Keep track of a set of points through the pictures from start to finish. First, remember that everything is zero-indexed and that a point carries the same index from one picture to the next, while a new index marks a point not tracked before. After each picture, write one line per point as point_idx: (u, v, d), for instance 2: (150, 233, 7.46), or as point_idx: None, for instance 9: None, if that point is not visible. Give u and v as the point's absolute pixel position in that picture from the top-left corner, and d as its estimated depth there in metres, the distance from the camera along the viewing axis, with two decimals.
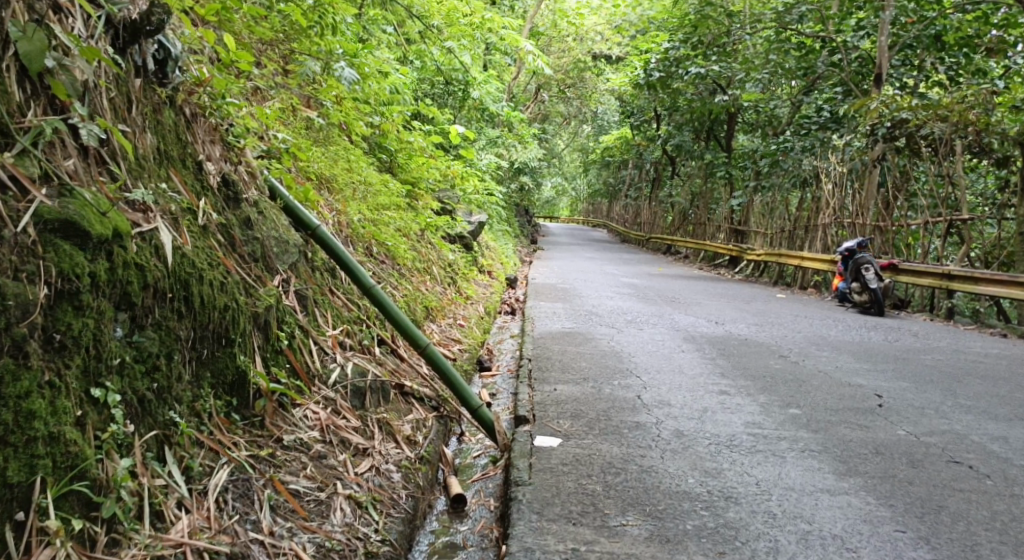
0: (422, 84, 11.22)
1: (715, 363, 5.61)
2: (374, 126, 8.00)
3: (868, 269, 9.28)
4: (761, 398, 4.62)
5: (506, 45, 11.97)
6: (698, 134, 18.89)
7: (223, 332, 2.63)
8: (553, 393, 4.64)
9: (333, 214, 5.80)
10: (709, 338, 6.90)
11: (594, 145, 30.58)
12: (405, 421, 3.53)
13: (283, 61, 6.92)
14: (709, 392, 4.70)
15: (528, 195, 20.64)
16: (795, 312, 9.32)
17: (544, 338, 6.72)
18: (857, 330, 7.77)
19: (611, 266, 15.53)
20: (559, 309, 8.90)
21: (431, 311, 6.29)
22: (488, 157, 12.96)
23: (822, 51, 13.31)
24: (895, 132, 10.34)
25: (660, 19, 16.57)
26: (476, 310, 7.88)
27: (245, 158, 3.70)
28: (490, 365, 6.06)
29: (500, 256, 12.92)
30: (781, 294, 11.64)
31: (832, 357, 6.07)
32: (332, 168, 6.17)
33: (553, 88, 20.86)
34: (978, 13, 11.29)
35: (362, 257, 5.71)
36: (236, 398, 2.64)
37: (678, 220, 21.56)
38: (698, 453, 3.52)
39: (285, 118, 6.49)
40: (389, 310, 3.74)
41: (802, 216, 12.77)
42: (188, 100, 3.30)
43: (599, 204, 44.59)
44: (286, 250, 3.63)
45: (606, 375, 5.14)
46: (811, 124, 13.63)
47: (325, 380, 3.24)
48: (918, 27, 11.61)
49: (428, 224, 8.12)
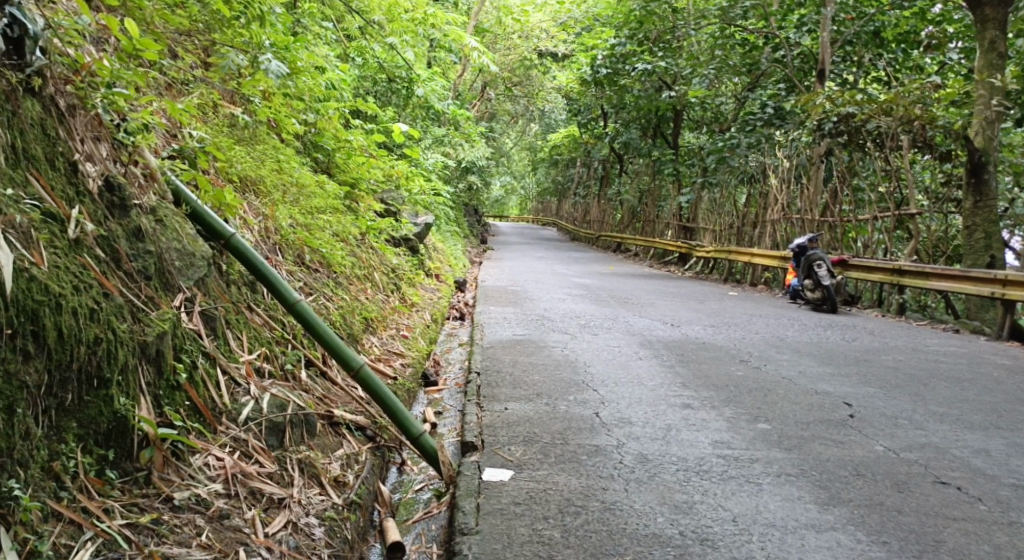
0: (363, 82, 10.70)
1: (674, 372, 5.20)
2: (307, 124, 7.51)
3: (820, 266, 9.06)
4: (726, 411, 4.12)
5: (449, 42, 11.52)
6: (645, 131, 18.59)
7: (94, 369, 2.18)
8: (503, 412, 4.20)
9: (257, 219, 5.28)
10: (666, 343, 6.51)
11: (543, 144, 30.30)
12: (333, 457, 3.07)
13: (201, 52, 6.35)
14: (671, 405, 4.28)
15: (478, 195, 20.18)
16: (749, 311, 9.02)
17: (493, 348, 6.28)
18: (813, 330, 7.45)
19: (562, 266, 15.17)
20: (509, 314, 8.47)
21: (371, 322, 5.80)
22: (434, 157, 12.48)
23: (765, 48, 13.09)
24: (842, 127, 10.02)
25: (605, 15, 16.29)
26: (422, 318, 7.39)
27: (141, 157, 3.27)
28: (436, 380, 5.61)
29: (448, 258, 12.43)
30: (734, 292, 11.37)
31: (792, 359, 5.71)
32: (257, 169, 5.70)
33: (500, 86, 20.45)
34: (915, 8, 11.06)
35: (291, 266, 5.20)
36: (113, 449, 2.19)
37: (627, 217, 21.32)
38: (665, 482, 3.09)
39: (204, 115, 5.96)
40: (315, 330, 3.28)
41: (751, 212, 12.57)
42: (62, 89, 2.92)
43: (549, 203, 44.40)
44: (189, 264, 3.15)
45: (559, 390, 4.72)
46: (755, 120, 13.27)
47: (235, 417, 2.77)
48: (858, 23, 11.51)
49: (368, 227, 7.61)
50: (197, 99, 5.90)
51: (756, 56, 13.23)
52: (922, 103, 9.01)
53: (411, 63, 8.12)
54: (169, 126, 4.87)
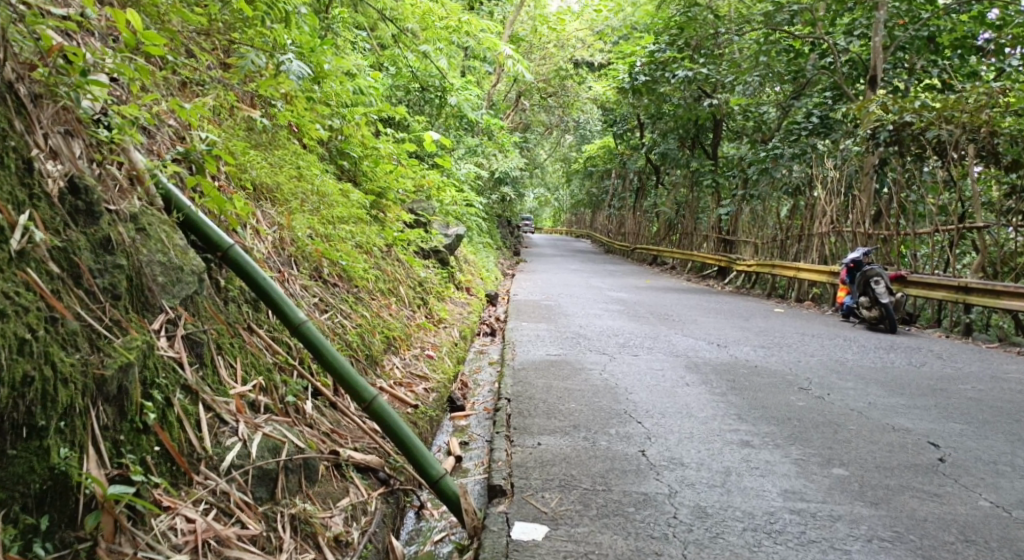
0: (396, 91, 10.29)
1: (727, 401, 4.67)
2: (332, 130, 7.08)
3: (879, 282, 8.40)
4: (793, 451, 3.58)
5: (484, 50, 11.05)
6: (683, 141, 17.96)
7: (22, 417, 1.85)
8: (535, 448, 3.72)
9: (270, 230, 4.84)
10: (714, 367, 5.97)
11: (579, 156, 29.90)
12: (336, 509, 2.62)
13: (218, 52, 5.95)
14: (729, 443, 3.76)
15: (511, 206, 19.70)
16: (801, 330, 8.42)
17: (525, 370, 5.80)
18: (874, 352, 6.85)
19: (597, 279, 14.64)
20: (542, 331, 7.98)
21: (393, 341, 5.34)
22: (467, 167, 12.05)
23: (811, 55, 12.42)
24: (897, 136, 9.49)
25: (643, 23, 15.78)
26: (450, 336, 6.92)
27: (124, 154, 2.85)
28: (463, 404, 5.16)
29: (480, 270, 11.98)
30: (780, 308, 10.74)
31: (859, 387, 5.14)
32: (271, 177, 5.28)
33: (535, 96, 20.00)
34: (974, 11, 10.41)
35: (306, 279, 4.74)
36: (48, 515, 1.85)
37: (664, 230, 20.73)
38: (728, 549, 2.61)
39: (220, 119, 5.57)
40: (321, 355, 2.84)
41: (795, 225, 11.96)
42: (25, 75, 2.52)
43: (583, 215, 43.83)
44: (175, 280, 2.72)
45: (599, 422, 4.21)
46: (800, 129, 12.51)
47: (216, 464, 2.33)
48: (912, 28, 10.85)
49: (395, 238, 7.17)
50: (213, 102, 5.50)
51: (801, 63, 12.64)
52: (988, 109, 8.31)
53: (446, 72, 7.66)
54: (177, 128, 4.50)
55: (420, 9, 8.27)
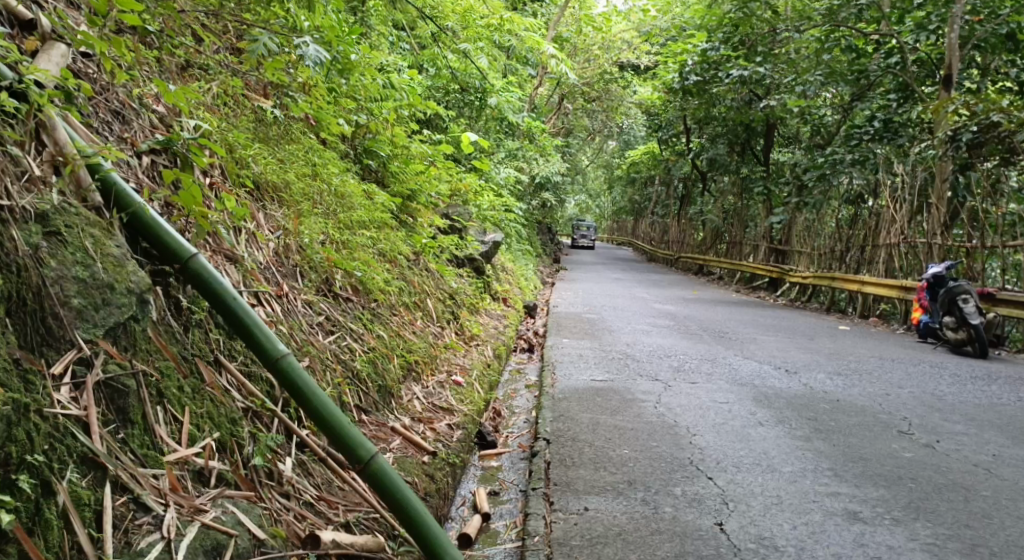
0: (433, 92, 9.52)
1: (814, 449, 3.86)
2: (356, 127, 6.30)
3: (967, 301, 7.43)
4: (919, 532, 2.86)
5: (527, 50, 10.26)
6: (733, 146, 16.90)
7: None
8: (581, 516, 2.96)
9: (272, 233, 4.09)
10: (789, 399, 5.12)
11: (621, 162, 29.00)
12: None
13: (228, 33, 5.18)
14: (831, 515, 2.98)
15: (552, 212, 18.84)
16: (876, 352, 7.52)
17: (567, 399, 5.01)
18: (970, 382, 5.98)
19: (641, 289, 13.81)
20: (585, 349, 7.18)
21: (415, 366, 4.59)
22: (507, 171, 11.23)
23: (875, 54, 11.37)
24: (981, 138, 8.52)
25: (693, 23, 14.83)
26: (482, 355, 6.14)
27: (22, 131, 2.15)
28: (495, 440, 4.40)
29: (518, 279, 11.17)
30: (844, 325, 9.80)
31: (972, 433, 4.32)
32: (273, 175, 4.49)
33: (577, 100, 19.07)
34: None
35: (311, 294, 3.99)
36: None
37: (709, 239, 19.78)
38: None
39: (227, 109, 4.79)
40: (311, 402, 2.12)
41: (857, 236, 11.00)
42: None
43: (625, 224, 42.93)
44: (99, 303, 2.00)
45: (662, 475, 3.43)
46: (861, 133, 11.30)
47: None
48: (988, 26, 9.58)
49: (423, 245, 6.40)
50: (216, 90, 4.68)
51: (864, 64, 11.55)
52: None
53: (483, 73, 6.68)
54: (165, 114, 3.69)
55: (461, 6, 7.66)
